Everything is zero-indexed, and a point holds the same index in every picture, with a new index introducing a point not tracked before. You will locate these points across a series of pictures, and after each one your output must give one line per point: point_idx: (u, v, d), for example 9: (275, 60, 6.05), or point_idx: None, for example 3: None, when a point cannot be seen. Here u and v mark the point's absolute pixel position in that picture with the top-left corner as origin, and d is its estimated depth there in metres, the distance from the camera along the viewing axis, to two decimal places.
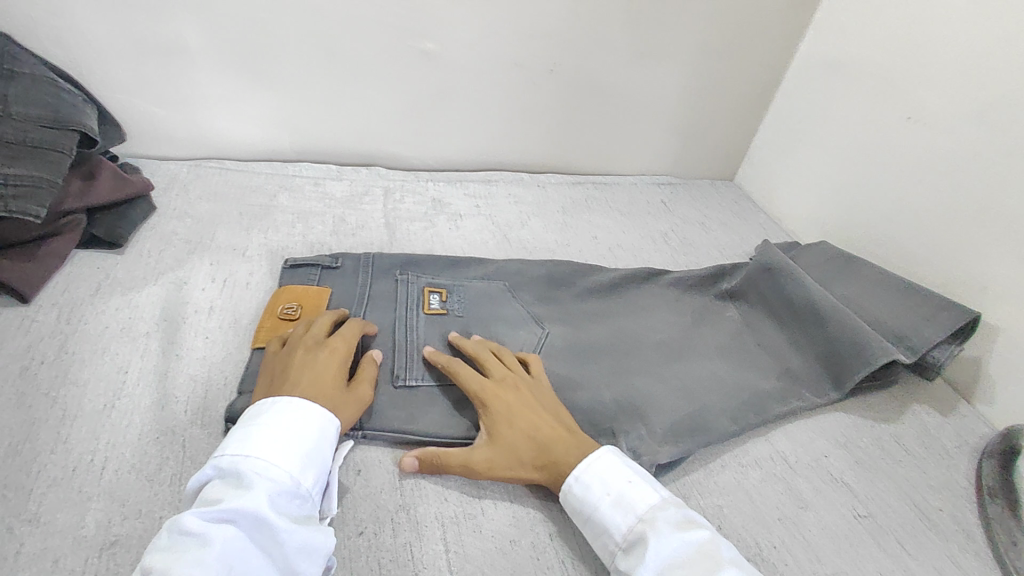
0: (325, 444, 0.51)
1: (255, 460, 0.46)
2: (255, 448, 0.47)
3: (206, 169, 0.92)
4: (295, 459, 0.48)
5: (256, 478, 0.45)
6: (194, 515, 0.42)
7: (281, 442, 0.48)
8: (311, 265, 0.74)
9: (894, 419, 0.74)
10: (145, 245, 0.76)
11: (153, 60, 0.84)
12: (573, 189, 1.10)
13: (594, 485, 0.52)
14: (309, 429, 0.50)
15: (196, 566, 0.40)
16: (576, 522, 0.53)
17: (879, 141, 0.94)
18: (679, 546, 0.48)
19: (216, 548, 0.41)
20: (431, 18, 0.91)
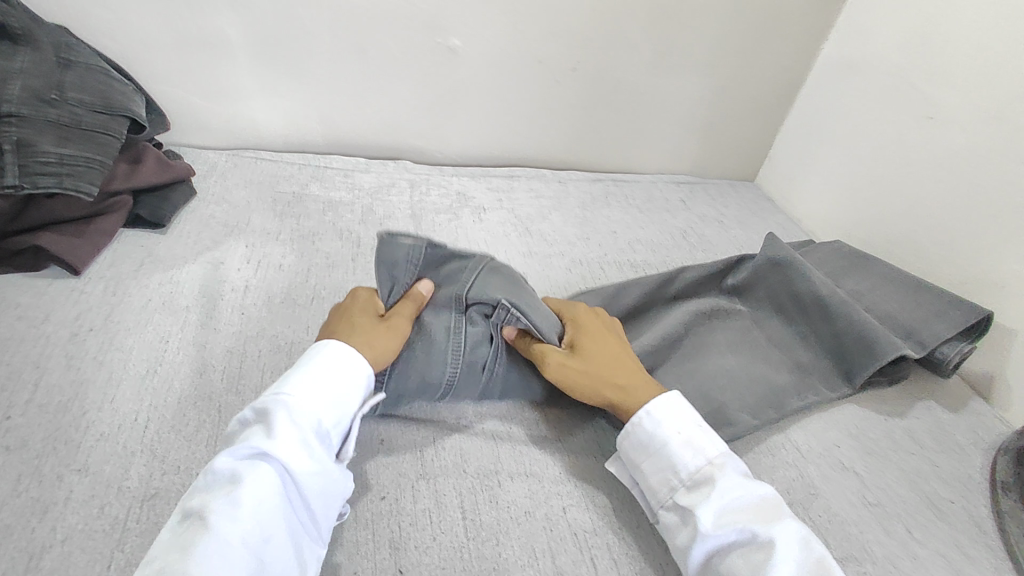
0: (355, 390, 0.54)
1: (286, 403, 0.49)
2: (286, 392, 0.50)
3: (242, 158, 0.96)
4: (324, 405, 0.51)
5: (286, 419, 0.48)
6: (228, 456, 0.46)
7: (316, 391, 0.51)
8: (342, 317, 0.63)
9: (908, 415, 0.74)
10: (186, 226, 0.80)
11: (195, 53, 0.89)
12: (593, 186, 1.12)
13: (665, 424, 0.56)
14: (336, 374, 0.53)
15: (228, 502, 0.43)
16: (636, 453, 0.57)
17: (900, 141, 0.95)
18: (744, 493, 0.52)
19: (244, 486, 0.44)
20: (456, 15, 0.94)
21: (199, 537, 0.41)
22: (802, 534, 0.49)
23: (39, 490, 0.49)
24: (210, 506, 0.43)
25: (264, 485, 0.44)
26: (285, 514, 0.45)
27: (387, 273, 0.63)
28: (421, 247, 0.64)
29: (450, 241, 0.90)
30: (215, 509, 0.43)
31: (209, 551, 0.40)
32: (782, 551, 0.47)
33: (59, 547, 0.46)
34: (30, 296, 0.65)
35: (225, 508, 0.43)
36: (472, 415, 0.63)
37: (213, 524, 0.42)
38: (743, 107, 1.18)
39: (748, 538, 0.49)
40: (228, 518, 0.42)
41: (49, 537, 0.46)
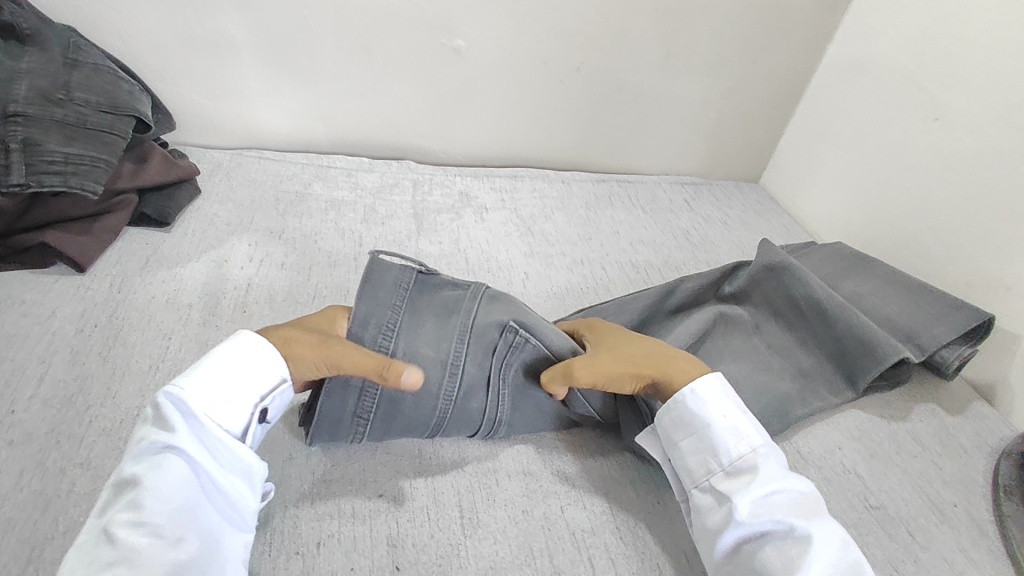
0: (262, 375, 0.51)
1: (184, 397, 0.48)
2: (183, 385, 0.48)
3: (247, 157, 0.97)
4: (229, 394, 0.49)
5: (185, 414, 0.47)
6: (128, 462, 0.44)
7: (215, 379, 0.49)
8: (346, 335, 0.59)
9: (911, 417, 0.74)
10: (191, 225, 0.81)
11: (201, 53, 0.90)
12: (596, 186, 1.12)
13: (711, 408, 0.55)
14: (239, 362, 0.51)
15: (132, 505, 0.42)
16: (674, 432, 0.56)
17: (906, 142, 0.94)
18: (786, 487, 0.52)
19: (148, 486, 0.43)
20: (461, 16, 0.94)
21: (104, 544, 0.40)
22: (836, 534, 0.50)
23: (41, 483, 0.49)
24: (111, 513, 0.42)
25: (171, 480, 0.43)
26: (199, 507, 0.45)
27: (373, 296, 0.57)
28: (410, 271, 0.60)
29: (452, 241, 0.90)
30: (116, 514, 0.41)
31: (118, 556, 0.40)
32: (820, 548, 0.47)
33: (59, 539, 0.46)
34: (35, 293, 0.66)
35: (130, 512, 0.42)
36: None
37: (117, 528, 0.41)
38: (748, 108, 1.18)
39: (784, 531, 0.49)
40: (132, 520, 0.41)
41: (50, 530, 0.47)
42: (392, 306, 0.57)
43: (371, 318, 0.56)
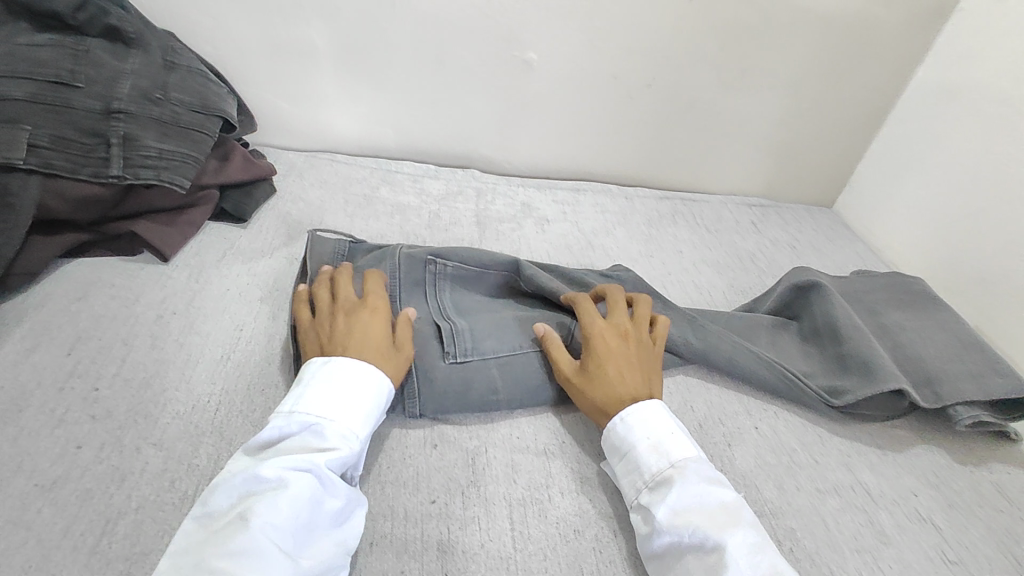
0: (380, 410, 0.55)
1: (333, 422, 0.51)
2: (335, 408, 0.52)
3: (320, 159, 1.01)
4: (359, 422, 0.53)
5: (330, 438, 0.50)
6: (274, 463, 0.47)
7: (354, 403, 0.53)
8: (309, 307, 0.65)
9: (995, 467, 0.69)
10: (265, 221, 0.84)
11: (285, 59, 0.94)
12: (660, 203, 1.10)
13: (634, 432, 0.56)
14: (379, 401, 0.55)
15: (270, 506, 0.44)
16: (609, 454, 0.57)
17: (1003, 172, 0.88)
18: (705, 496, 0.51)
19: (289, 493, 0.45)
20: (533, 29, 0.95)
21: (238, 538, 0.42)
22: (752, 542, 0.49)
23: (119, 459, 0.52)
24: (251, 507, 0.44)
25: (305, 495, 0.46)
26: (315, 525, 0.46)
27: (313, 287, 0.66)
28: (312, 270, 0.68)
29: (513, 251, 0.91)
30: (256, 511, 0.44)
31: (251, 550, 0.42)
32: (735, 558, 0.47)
33: (132, 514, 0.48)
34: (122, 278, 0.70)
35: (267, 513, 0.44)
36: (526, 427, 0.63)
37: (254, 525, 0.43)
38: (825, 130, 1.13)
39: (700, 541, 0.48)
40: (271, 522, 0.44)
41: (125, 505, 0.49)
42: (333, 268, 0.72)
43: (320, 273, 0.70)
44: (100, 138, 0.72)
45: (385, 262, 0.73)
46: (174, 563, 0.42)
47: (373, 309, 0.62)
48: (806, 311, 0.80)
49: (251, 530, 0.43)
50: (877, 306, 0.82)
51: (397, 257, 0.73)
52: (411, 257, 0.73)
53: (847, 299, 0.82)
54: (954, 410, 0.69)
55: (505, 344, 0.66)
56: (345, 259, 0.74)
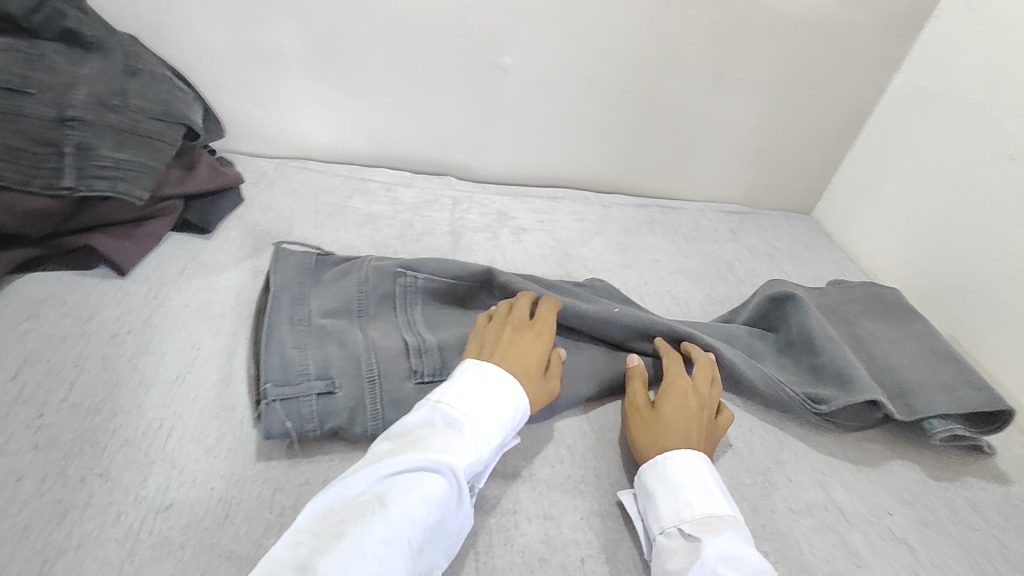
0: (514, 421, 0.56)
1: (469, 425, 0.52)
2: (474, 411, 0.53)
3: (291, 167, 0.98)
4: (493, 428, 0.53)
5: (464, 441, 0.51)
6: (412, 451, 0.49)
7: (490, 409, 0.54)
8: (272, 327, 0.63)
9: (969, 482, 0.68)
10: (230, 233, 0.82)
11: (253, 63, 0.92)
12: (638, 211, 1.09)
13: (691, 471, 0.55)
14: (515, 412, 0.56)
15: (401, 493, 0.46)
16: (652, 480, 0.55)
17: (977, 182, 0.88)
18: (749, 555, 0.50)
19: (423, 488, 0.47)
20: (508, 34, 0.93)
21: (375, 520, 0.44)
22: None
23: (61, 491, 0.50)
24: (388, 492, 0.46)
25: (434, 492, 0.47)
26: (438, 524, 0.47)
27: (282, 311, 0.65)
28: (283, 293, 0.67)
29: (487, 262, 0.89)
30: (393, 496, 0.46)
31: (379, 534, 0.43)
32: None
33: (73, 552, 0.46)
34: (76, 295, 0.68)
35: (398, 501, 0.46)
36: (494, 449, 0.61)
37: (390, 511, 0.45)
38: (804, 137, 1.13)
39: None
40: (405, 513, 0.45)
41: (65, 542, 0.46)
42: (299, 283, 0.70)
43: (285, 289, 0.68)
44: (53, 147, 0.68)
45: (351, 277, 0.71)
46: (316, 526, 0.45)
47: (536, 334, 0.62)
48: (781, 322, 0.79)
49: (385, 516, 0.45)
50: (854, 317, 0.81)
51: (363, 271, 0.72)
52: (379, 270, 0.72)
53: (822, 311, 0.81)
54: (930, 424, 0.68)
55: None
56: (311, 273, 0.72)
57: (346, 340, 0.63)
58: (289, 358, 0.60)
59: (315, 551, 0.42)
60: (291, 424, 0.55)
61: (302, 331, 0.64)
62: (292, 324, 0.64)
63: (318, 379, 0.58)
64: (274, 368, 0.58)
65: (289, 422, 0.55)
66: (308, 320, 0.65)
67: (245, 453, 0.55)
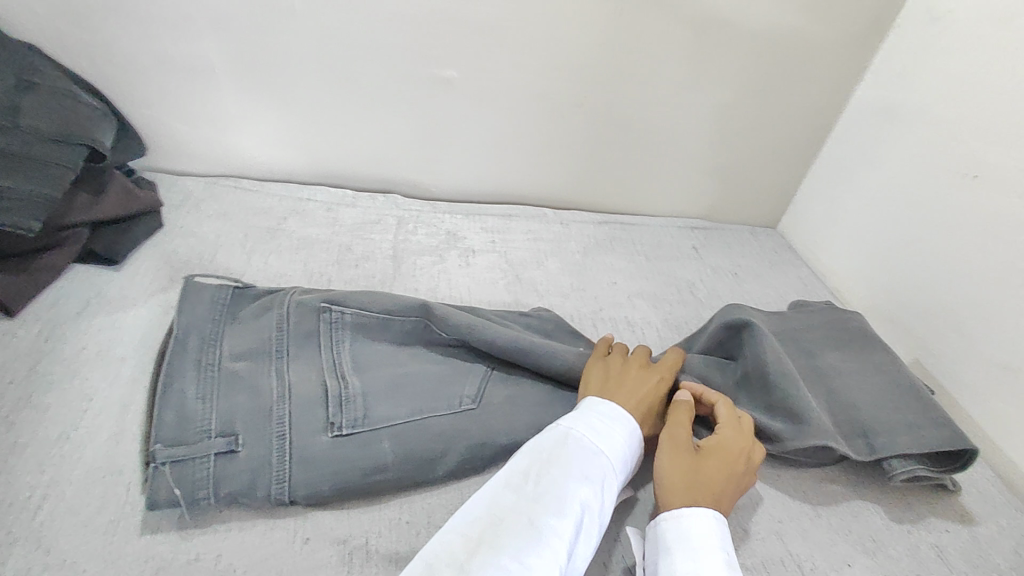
0: (637, 455, 0.55)
1: (608, 454, 0.52)
2: (610, 440, 0.53)
3: (221, 187, 0.92)
4: (624, 459, 0.53)
5: (600, 470, 0.51)
6: (558, 476, 0.48)
7: (621, 440, 0.54)
8: (172, 373, 0.56)
9: (934, 526, 0.64)
10: (144, 263, 0.75)
11: (175, 76, 0.85)
12: (597, 229, 1.04)
13: (717, 545, 0.50)
14: (638, 446, 0.56)
15: (554, 519, 0.45)
16: (672, 538, 0.50)
17: (939, 201, 0.85)
18: None
19: (572, 519, 0.46)
20: (451, 45, 0.87)
21: (530, 545, 0.43)
22: None
23: None
24: (541, 516, 0.45)
25: (580, 520, 0.46)
26: (580, 554, 0.46)
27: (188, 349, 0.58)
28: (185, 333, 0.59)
29: (430, 288, 0.83)
30: (546, 522, 0.45)
31: (538, 560, 0.43)
32: None
33: None
34: None
35: (553, 530, 0.45)
36: (417, 507, 0.55)
37: (546, 538, 0.44)
38: (767, 151, 1.09)
39: None
40: (559, 541, 0.44)
41: None
42: (212, 321, 0.62)
43: (192, 328, 0.60)
44: None
45: (271, 312, 0.63)
46: (463, 538, 0.44)
47: (662, 378, 0.62)
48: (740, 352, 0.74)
49: (542, 541, 0.44)
50: (816, 345, 0.76)
51: (284, 307, 0.63)
52: (301, 305, 0.64)
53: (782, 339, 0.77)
54: (887, 463, 0.64)
55: (403, 410, 0.57)
56: (225, 308, 0.63)
57: (257, 388, 0.57)
58: (189, 412, 0.54)
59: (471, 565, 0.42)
60: (182, 490, 0.49)
61: (208, 378, 0.57)
62: (198, 367, 0.57)
63: (220, 436, 0.53)
64: (169, 425, 0.52)
65: (179, 488, 0.49)
66: (217, 361, 0.58)
67: (127, 525, 0.49)
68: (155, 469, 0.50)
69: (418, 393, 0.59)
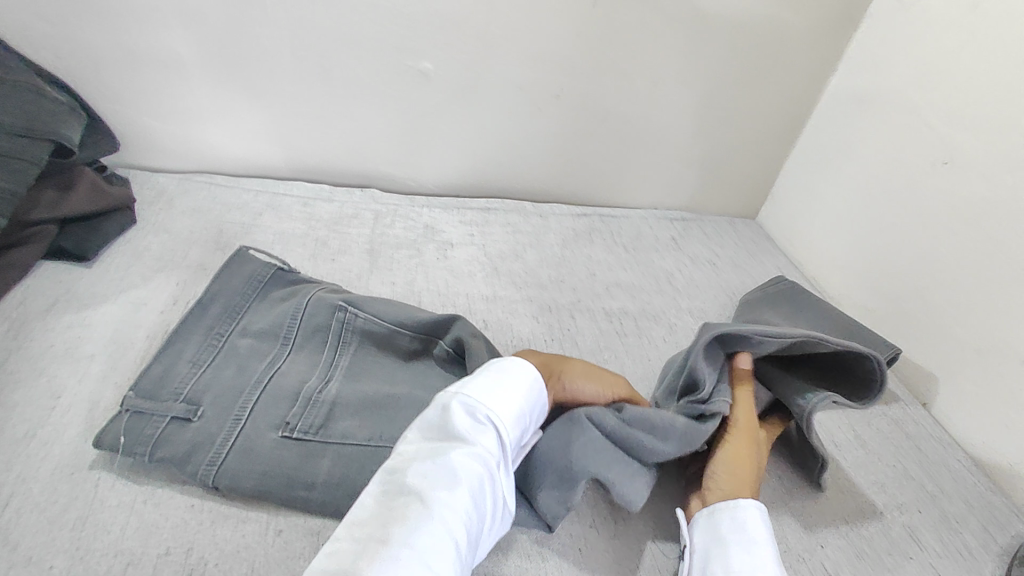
0: (533, 408, 0.55)
1: (498, 412, 0.52)
2: (500, 398, 0.53)
3: (195, 182, 0.91)
4: (515, 414, 0.53)
5: (491, 433, 0.51)
6: (444, 448, 0.48)
7: (511, 396, 0.53)
8: (190, 336, 0.61)
9: (908, 506, 0.65)
10: (114, 259, 0.74)
11: (146, 70, 0.84)
12: (576, 220, 1.04)
13: (769, 537, 0.52)
14: (532, 396, 0.55)
15: (445, 493, 0.45)
16: (726, 525, 0.53)
17: (910, 187, 0.86)
18: None
19: (464, 485, 0.46)
20: (426, 36, 0.87)
21: (420, 522, 0.43)
22: None
23: None
24: (430, 491, 0.45)
25: (470, 487, 0.47)
26: (479, 517, 0.47)
27: (219, 306, 0.65)
28: (223, 299, 0.65)
29: (407, 282, 0.82)
30: (435, 495, 0.45)
31: (426, 535, 0.43)
32: None
33: None
34: None
35: (444, 503, 0.45)
36: None
37: (436, 511, 0.44)
38: (744, 141, 1.10)
39: None
40: (451, 513, 0.44)
41: None
42: (242, 293, 0.66)
43: (217, 298, 0.65)
44: None
45: (291, 301, 0.65)
46: (357, 521, 0.44)
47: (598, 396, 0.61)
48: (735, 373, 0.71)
49: (432, 516, 0.44)
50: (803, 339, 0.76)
51: (304, 297, 0.65)
52: (320, 300, 0.65)
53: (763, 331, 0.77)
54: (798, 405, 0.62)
55: (369, 421, 0.56)
56: (257, 284, 0.68)
57: (240, 376, 0.57)
58: (172, 373, 0.57)
59: (360, 551, 0.42)
60: (125, 439, 0.52)
61: (209, 345, 0.60)
62: (205, 336, 0.61)
63: (184, 402, 0.55)
64: (150, 379, 0.56)
65: (124, 437, 0.52)
66: (226, 335, 0.62)
67: (95, 520, 0.49)
68: (114, 417, 0.53)
69: (394, 396, 0.59)
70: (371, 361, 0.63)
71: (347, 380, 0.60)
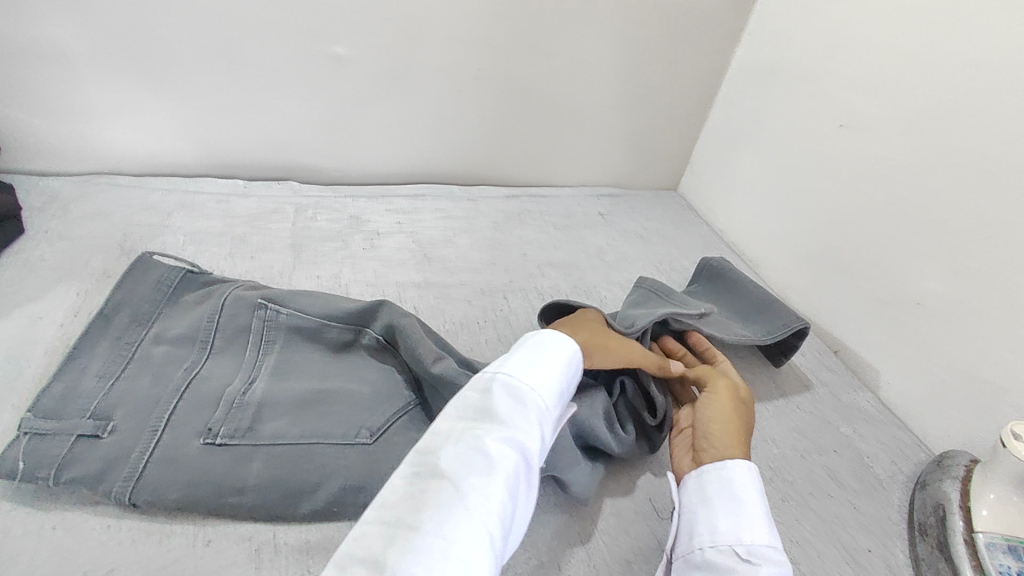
0: (565, 392, 0.53)
1: (536, 394, 0.49)
2: (535, 381, 0.50)
3: (94, 185, 0.84)
4: (551, 396, 0.51)
5: (529, 413, 0.48)
6: (481, 427, 0.45)
7: (547, 377, 0.52)
8: (96, 348, 0.57)
9: (827, 449, 0.70)
10: (4, 273, 0.68)
11: (26, 65, 0.77)
12: (506, 203, 1.04)
13: (753, 491, 0.52)
14: (566, 379, 0.54)
15: (481, 474, 0.42)
16: (712, 486, 0.52)
17: (816, 152, 0.91)
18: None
19: (498, 468, 0.42)
20: (336, 20, 0.84)
21: (452, 508, 0.39)
22: None
23: None
24: (466, 473, 0.41)
25: (509, 469, 0.43)
26: (515, 506, 0.42)
27: (127, 314, 0.61)
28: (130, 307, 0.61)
29: (334, 275, 0.80)
30: (468, 479, 0.41)
31: (461, 520, 0.38)
32: None
33: None
34: None
35: (481, 486, 0.41)
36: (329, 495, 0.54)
37: (470, 496, 0.40)
38: (665, 115, 1.13)
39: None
40: (489, 498, 0.40)
41: None
42: (150, 300, 0.62)
43: (124, 306, 0.61)
44: None
45: (208, 303, 0.62)
46: (385, 508, 0.39)
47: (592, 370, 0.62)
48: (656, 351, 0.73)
49: (465, 499, 0.39)
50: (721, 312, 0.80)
51: (221, 298, 0.62)
52: (239, 299, 0.62)
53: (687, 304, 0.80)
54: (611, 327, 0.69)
55: (300, 419, 0.54)
56: (168, 289, 0.64)
57: (154, 386, 0.54)
58: (78, 390, 0.53)
59: (386, 540, 0.37)
60: (27, 463, 0.48)
61: (118, 357, 0.57)
62: (113, 347, 0.58)
63: (92, 419, 0.51)
64: (52, 397, 0.52)
65: (24, 461, 0.48)
66: (136, 344, 0.58)
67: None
68: (12, 441, 0.49)
69: (324, 392, 0.57)
70: (299, 358, 0.61)
71: (274, 380, 0.57)
